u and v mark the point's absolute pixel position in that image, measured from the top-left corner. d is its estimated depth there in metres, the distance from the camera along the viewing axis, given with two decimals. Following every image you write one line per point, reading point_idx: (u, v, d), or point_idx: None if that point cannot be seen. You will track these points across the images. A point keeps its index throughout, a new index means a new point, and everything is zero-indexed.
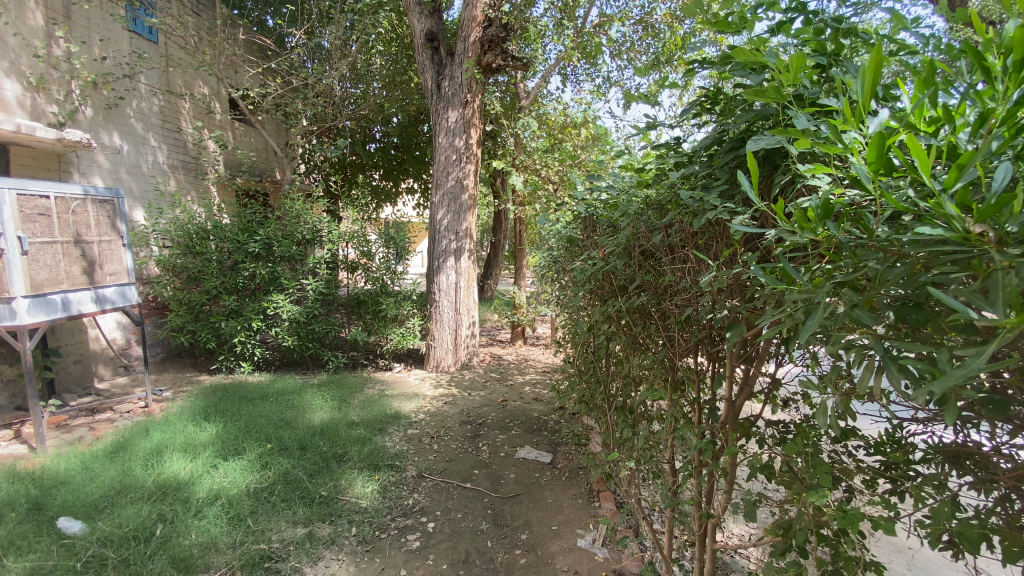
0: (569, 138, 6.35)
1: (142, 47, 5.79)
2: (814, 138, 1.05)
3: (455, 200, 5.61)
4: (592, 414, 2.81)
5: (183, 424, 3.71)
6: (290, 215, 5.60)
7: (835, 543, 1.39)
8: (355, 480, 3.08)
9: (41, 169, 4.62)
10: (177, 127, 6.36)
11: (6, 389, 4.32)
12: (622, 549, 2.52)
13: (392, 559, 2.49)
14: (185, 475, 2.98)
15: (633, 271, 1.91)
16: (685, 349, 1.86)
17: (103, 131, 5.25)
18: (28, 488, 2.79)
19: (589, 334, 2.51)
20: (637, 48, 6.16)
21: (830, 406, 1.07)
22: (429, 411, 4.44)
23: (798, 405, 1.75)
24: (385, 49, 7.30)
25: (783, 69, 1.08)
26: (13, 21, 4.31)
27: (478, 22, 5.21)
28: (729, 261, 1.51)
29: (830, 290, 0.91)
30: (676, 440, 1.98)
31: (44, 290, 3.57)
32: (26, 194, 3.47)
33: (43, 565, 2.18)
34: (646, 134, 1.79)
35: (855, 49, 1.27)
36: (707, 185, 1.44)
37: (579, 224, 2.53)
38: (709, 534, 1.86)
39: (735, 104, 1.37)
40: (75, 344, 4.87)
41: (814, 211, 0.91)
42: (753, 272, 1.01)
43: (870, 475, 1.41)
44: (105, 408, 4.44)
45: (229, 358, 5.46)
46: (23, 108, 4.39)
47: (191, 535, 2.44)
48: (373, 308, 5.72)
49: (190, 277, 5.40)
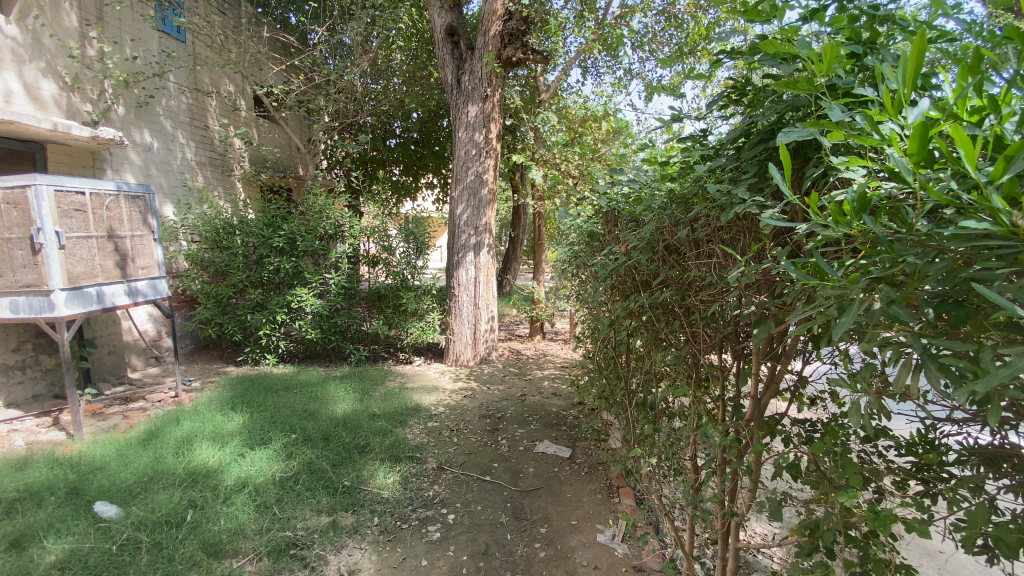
0: (589, 131, 6.41)
1: (171, 46, 5.96)
2: (848, 129, 1.03)
3: (475, 195, 5.61)
4: (612, 410, 2.80)
5: (211, 414, 3.82)
6: (313, 210, 5.67)
7: (864, 545, 1.36)
8: (377, 471, 3.13)
9: (77, 166, 4.79)
10: (204, 124, 6.52)
11: (45, 378, 4.51)
12: (642, 545, 2.52)
13: (413, 549, 2.54)
14: (215, 463, 3.07)
15: (656, 266, 1.86)
16: (709, 345, 1.81)
17: (134, 130, 5.43)
18: (66, 473, 2.91)
19: (610, 329, 2.48)
20: (660, 39, 6.07)
21: (862, 405, 1.04)
22: (448, 405, 4.49)
23: (826, 404, 1.70)
24: (406, 45, 7.35)
25: (817, 59, 1.06)
26: (49, 23, 4.43)
27: (498, 16, 5.15)
28: (759, 256, 1.48)
29: (866, 286, 0.88)
30: (698, 437, 1.95)
31: (81, 283, 3.70)
32: (63, 190, 3.60)
33: (80, 547, 2.28)
34: (671, 127, 1.76)
35: (891, 36, 1.22)
36: (735, 178, 1.40)
37: (599, 218, 2.50)
38: (733, 533, 1.82)
39: (765, 95, 1.33)
40: (109, 335, 5.04)
41: (850, 203, 0.88)
42: (784, 267, 0.97)
43: (901, 476, 1.37)
44: (138, 397, 4.60)
45: (255, 350, 5.59)
46: (60, 107, 4.54)
47: (220, 522, 2.52)
48: (394, 302, 5.84)
49: (217, 271, 5.52)
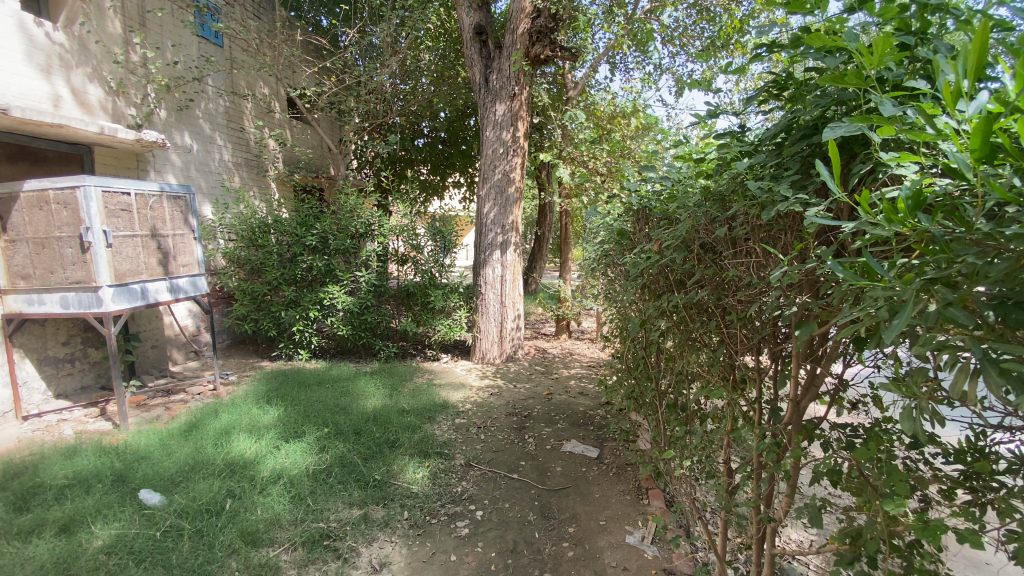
0: (618, 128, 6.34)
1: (209, 51, 6.17)
2: (899, 124, 0.99)
3: (502, 193, 5.62)
4: (641, 411, 2.77)
5: (248, 407, 3.95)
6: (345, 209, 5.78)
7: (909, 555, 1.31)
8: (407, 465, 3.18)
9: (122, 168, 5.00)
10: (241, 126, 6.74)
11: (93, 370, 4.73)
12: (673, 548, 2.48)
13: (443, 544, 2.57)
14: (251, 455, 3.17)
15: (692, 265, 1.83)
16: (746, 347, 1.77)
17: (176, 132, 5.65)
18: (113, 462, 3.06)
19: (641, 329, 2.45)
20: (691, 33, 5.96)
21: (914, 410, 0.99)
22: (476, 402, 4.52)
23: (867, 409, 1.64)
24: (434, 45, 7.43)
25: (867, 51, 1.02)
26: (95, 30, 4.63)
27: (527, 13, 5.15)
28: (801, 255, 1.43)
29: (920, 287, 0.85)
30: (733, 440, 1.91)
31: (127, 280, 3.87)
32: (110, 191, 3.78)
33: (126, 533, 2.39)
34: (706, 122, 1.73)
35: (944, 26, 1.17)
36: (776, 175, 1.36)
37: (630, 216, 2.48)
38: (768, 539, 1.78)
39: (807, 89, 1.29)
40: (152, 329, 5.27)
41: (904, 201, 0.85)
42: (831, 267, 0.93)
43: (948, 485, 1.32)
44: (179, 390, 4.79)
45: (289, 346, 5.75)
46: (106, 110, 4.75)
47: (257, 511, 2.60)
48: (422, 299, 5.93)
49: (253, 268, 5.70)
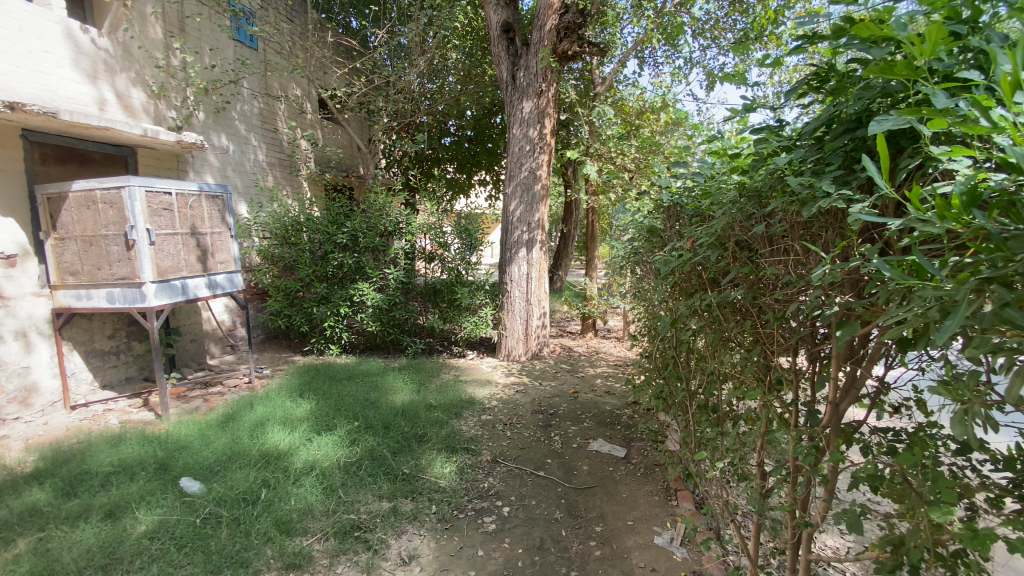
0: (647, 123, 6.24)
1: (245, 54, 6.36)
2: (952, 116, 0.95)
3: (528, 191, 5.62)
4: (671, 411, 2.74)
5: (282, 400, 4.07)
6: (374, 207, 5.88)
7: (954, 565, 1.26)
8: (434, 460, 3.22)
9: (164, 168, 5.21)
10: (274, 127, 6.93)
11: (137, 362, 4.96)
12: (703, 551, 2.44)
13: (470, 539, 2.60)
14: (285, 446, 3.27)
15: (726, 263, 1.79)
16: (782, 347, 1.72)
17: (213, 134, 5.85)
18: (156, 451, 3.20)
19: (672, 328, 2.41)
20: (723, 25, 5.82)
21: (966, 414, 0.95)
22: (502, 398, 4.54)
23: (910, 413, 1.58)
24: (461, 43, 7.47)
25: (918, 40, 0.98)
26: (138, 35, 4.82)
27: (554, 10, 5.12)
28: (843, 253, 1.39)
29: (975, 286, 0.81)
30: (767, 443, 1.86)
31: (168, 276, 4.04)
32: (154, 191, 3.95)
33: (169, 519, 2.50)
34: (742, 117, 1.68)
35: (998, 13, 1.11)
36: (817, 171, 1.32)
37: (660, 212, 2.44)
38: (804, 544, 1.73)
39: (851, 81, 1.25)
40: (191, 324, 5.48)
41: (957, 197, 0.82)
42: (877, 265, 0.91)
43: (996, 493, 1.27)
44: (216, 382, 4.97)
45: (320, 341, 5.90)
46: (148, 113, 4.95)
47: (291, 501, 2.68)
48: (449, 297, 5.99)
49: (286, 266, 5.87)
